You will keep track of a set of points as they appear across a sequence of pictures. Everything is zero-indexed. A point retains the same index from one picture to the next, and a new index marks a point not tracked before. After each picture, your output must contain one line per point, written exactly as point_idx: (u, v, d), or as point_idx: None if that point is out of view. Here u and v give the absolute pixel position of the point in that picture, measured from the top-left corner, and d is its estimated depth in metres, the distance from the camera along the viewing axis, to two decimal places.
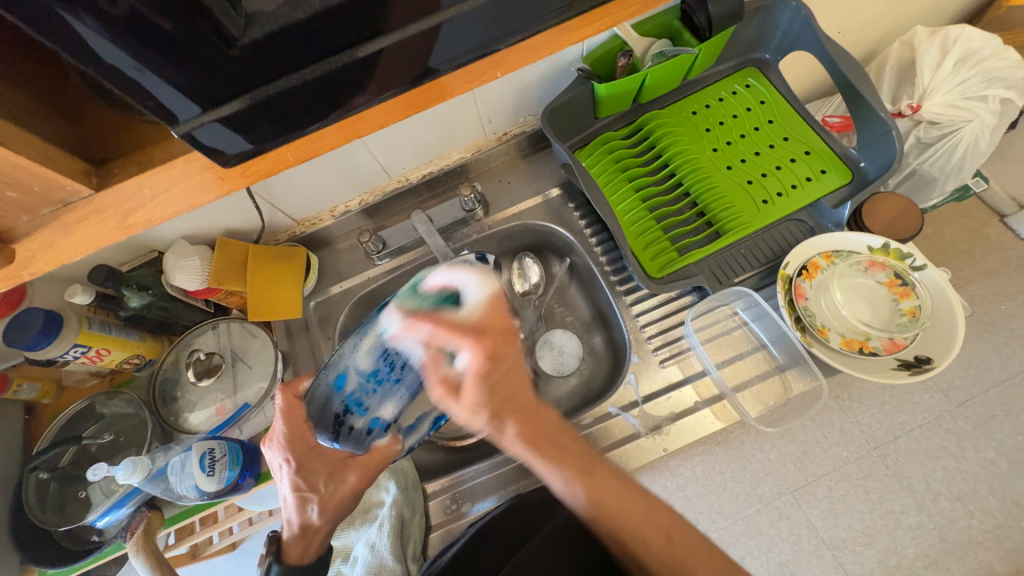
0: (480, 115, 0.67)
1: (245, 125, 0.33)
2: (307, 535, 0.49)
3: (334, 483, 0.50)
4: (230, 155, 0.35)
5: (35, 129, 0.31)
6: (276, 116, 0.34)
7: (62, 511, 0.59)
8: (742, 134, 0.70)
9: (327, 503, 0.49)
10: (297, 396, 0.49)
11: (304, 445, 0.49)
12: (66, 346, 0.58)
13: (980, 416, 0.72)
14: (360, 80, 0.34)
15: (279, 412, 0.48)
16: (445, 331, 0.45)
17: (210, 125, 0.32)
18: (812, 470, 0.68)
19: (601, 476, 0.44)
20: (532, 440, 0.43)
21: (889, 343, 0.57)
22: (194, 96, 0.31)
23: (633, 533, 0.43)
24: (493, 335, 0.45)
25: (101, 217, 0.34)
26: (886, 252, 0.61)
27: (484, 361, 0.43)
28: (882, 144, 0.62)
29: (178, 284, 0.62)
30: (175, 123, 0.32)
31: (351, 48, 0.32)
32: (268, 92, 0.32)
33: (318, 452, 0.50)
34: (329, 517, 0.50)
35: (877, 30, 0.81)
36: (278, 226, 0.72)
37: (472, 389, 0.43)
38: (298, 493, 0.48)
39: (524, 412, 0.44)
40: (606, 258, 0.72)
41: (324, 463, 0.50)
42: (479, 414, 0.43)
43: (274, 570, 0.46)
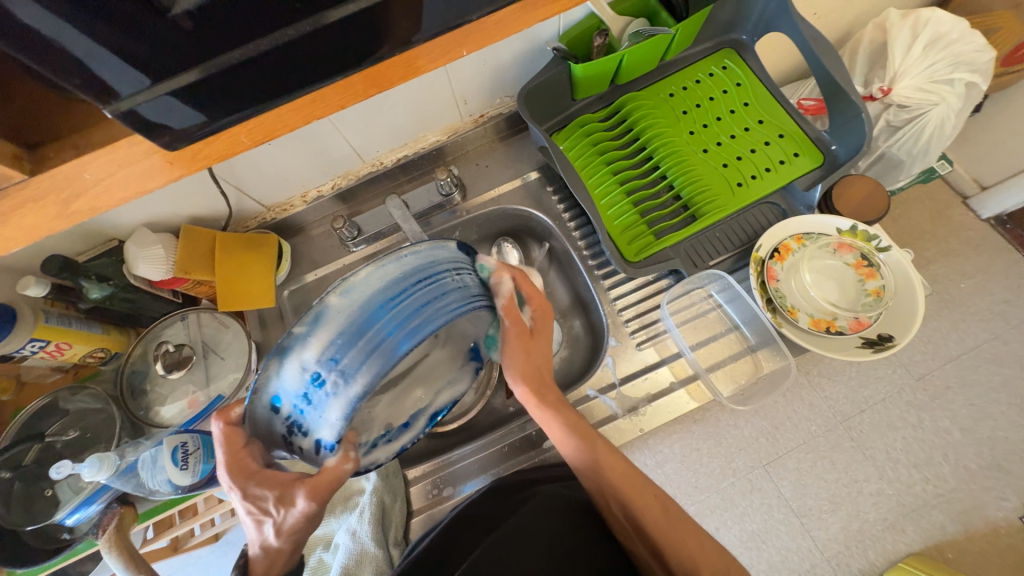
0: (455, 95, 0.65)
1: (203, 97, 0.31)
2: (270, 555, 0.43)
3: (285, 507, 0.42)
4: (187, 129, 0.33)
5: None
6: (236, 89, 0.32)
7: (28, 510, 0.58)
8: (718, 117, 0.70)
9: (282, 527, 0.42)
10: (234, 421, 0.43)
11: (248, 470, 0.42)
12: (22, 340, 0.55)
13: (938, 388, 0.76)
14: (323, 53, 0.32)
15: (217, 440, 0.42)
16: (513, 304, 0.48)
17: (165, 97, 0.30)
18: (782, 444, 0.71)
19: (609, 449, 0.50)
20: (555, 404, 0.51)
21: (854, 322, 0.58)
22: (135, 73, 0.29)
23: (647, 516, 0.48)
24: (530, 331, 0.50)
25: (37, 206, 0.31)
26: (853, 234, 0.62)
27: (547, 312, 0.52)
28: (853, 127, 0.63)
29: (142, 274, 0.59)
30: (109, 102, 0.29)
31: (314, 15, 0.30)
32: (229, 60, 0.30)
33: (267, 475, 0.42)
34: (289, 539, 0.43)
35: (852, 12, 0.82)
36: (246, 213, 0.70)
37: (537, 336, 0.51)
38: (252, 517, 0.41)
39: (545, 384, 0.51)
40: (584, 242, 0.72)
41: (274, 484, 0.42)
42: (536, 360, 0.50)
43: None
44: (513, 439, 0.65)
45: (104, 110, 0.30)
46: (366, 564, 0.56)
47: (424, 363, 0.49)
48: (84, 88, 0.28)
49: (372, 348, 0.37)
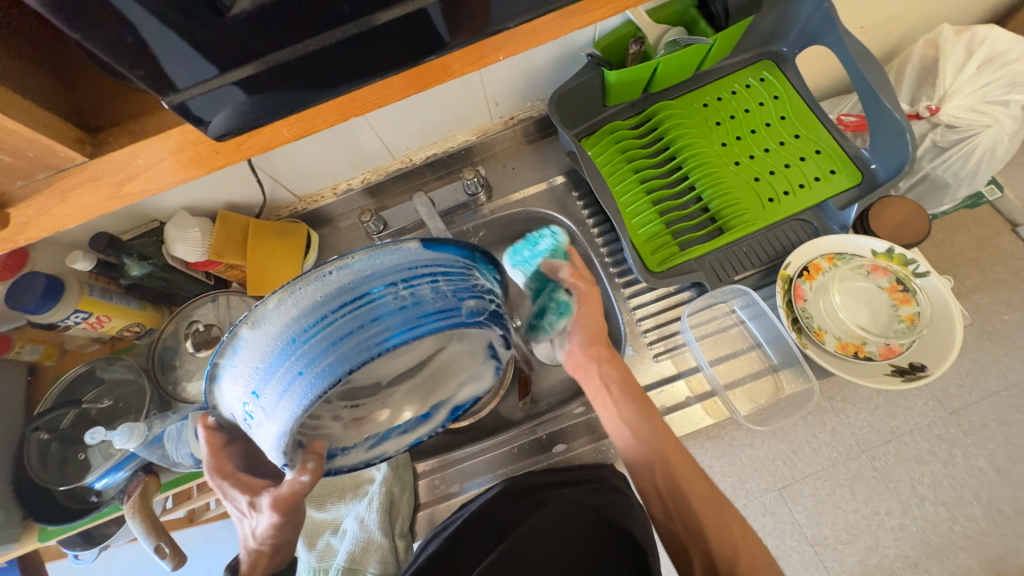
0: (487, 97, 0.66)
1: (257, 92, 0.32)
2: (255, 554, 0.48)
3: (254, 512, 0.47)
4: (244, 120, 0.34)
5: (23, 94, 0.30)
6: (291, 83, 0.32)
7: (61, 470, 0.61)
8: (752, 130, 0.68)
9: (255, 530, 0.47)
10: (213, 428, 0.47)
11: (227, 472, 0.47)
12: (69, 310, 0.58)
13: (973, 424, 0.72)
14: (376, 51, 0.32)
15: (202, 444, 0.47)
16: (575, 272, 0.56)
17: (228, 87, 0.31)
18: (800, 469, 0.69)
19: (681, 452, 0.49)
20: (624, 384, 0.52)
21: (885, 349, 0.56)
22: (192, 68, 0.30)
23: (714, 523, 0.46)
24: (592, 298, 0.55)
25: (94, 185, 0.33)
26: (890, 257, 0.60)
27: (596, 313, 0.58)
28: (894, 146, 0.61)
29: (179, 255, 0.62)
30: (168, 94, 0.30)
31: (364, 18, 0.30)
32: (288, 54, 0.30)
33: (240, 479, 0.47)
34: (265, 542, 0.47)
35: (902, 26, 0.79)
36: (279, 202, 0.72)
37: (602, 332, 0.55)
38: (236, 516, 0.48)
39: (615, 361, 0.53)
40: (606, 249, 0.72)
41: (246, 491, 0.47)
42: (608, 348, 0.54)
43: None
44: (523, 442, 0.65)
45: (161, 100, 0.31)
46: (372, 552, 0.58)
47: (443, 358, 0.46)
48: (146, 79, 0.29)
49: (287, 387, 0.33)
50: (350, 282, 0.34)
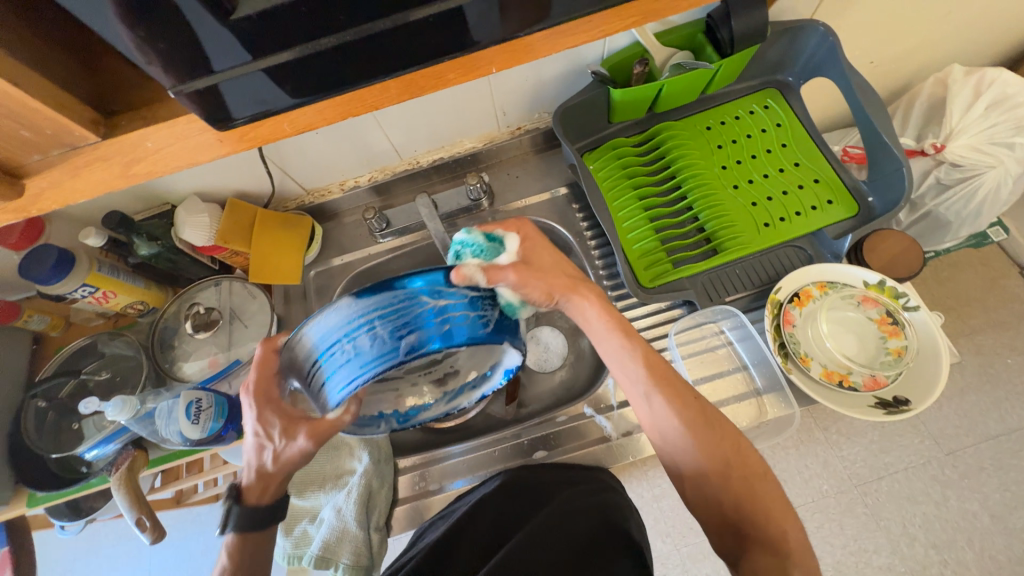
0: (495, 106, 0.68)
1: (261, 86, 0.32)
2: (263, 481, 0.50)
3: (287, 438, 0.49)
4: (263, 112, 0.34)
5: (42, 70, 0.30)
6: (311, 79, 0.33)
7: (55, 439, 0.63)
8: (753, 155, 0.69)
9: (279, 454, 0.49)
10: (275, 349, 0.51)
11: (270, 396, 0.50)
12: (76, 284, 0.60)
13: (969, 467, 0.73)
14: (383, 53, 0.32)
15: (255, 361, 0.51)
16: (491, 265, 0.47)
17: (258, 73, 0.31)
18: (789, 499, 0.73)
19: (682, 385, 0.48)
20: (606, 315, 0.50)
21: (870, 380, 0.56)
22: (200, 59, 0.29)
23: (721, 455, 0.45)
24: (542, 246, 0.53)
25: (105, 163, 0.33)
26: (880, 289, 0.60)
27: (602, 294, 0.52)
28: (892, 180, 0.61)
29: (186, 238, 0.64)
30: (174, 83, 0.30)
31: (372, 23, 0.30)
32: (315, 47, 0.31)
33: (281, 404, 0.50)
34: (282, 467, 0.49)
35: (913, 63, 0.79)
36: (287, 194, 0.75)
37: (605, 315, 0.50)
38: (256, 438, 0.49)
39: (591, 295, 0.51)
40: (602, 262, 0.73)
41: (282, 416, 0.50)
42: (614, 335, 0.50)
43: (233, 510, 0.48)
44: (505, 446, 0.66)
45: (168, 89, 0.30)
46: (346, 543, 0.58)
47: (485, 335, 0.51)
48: (163, 66, 0.29)
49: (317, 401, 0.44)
50: (322, 335, 0.39)
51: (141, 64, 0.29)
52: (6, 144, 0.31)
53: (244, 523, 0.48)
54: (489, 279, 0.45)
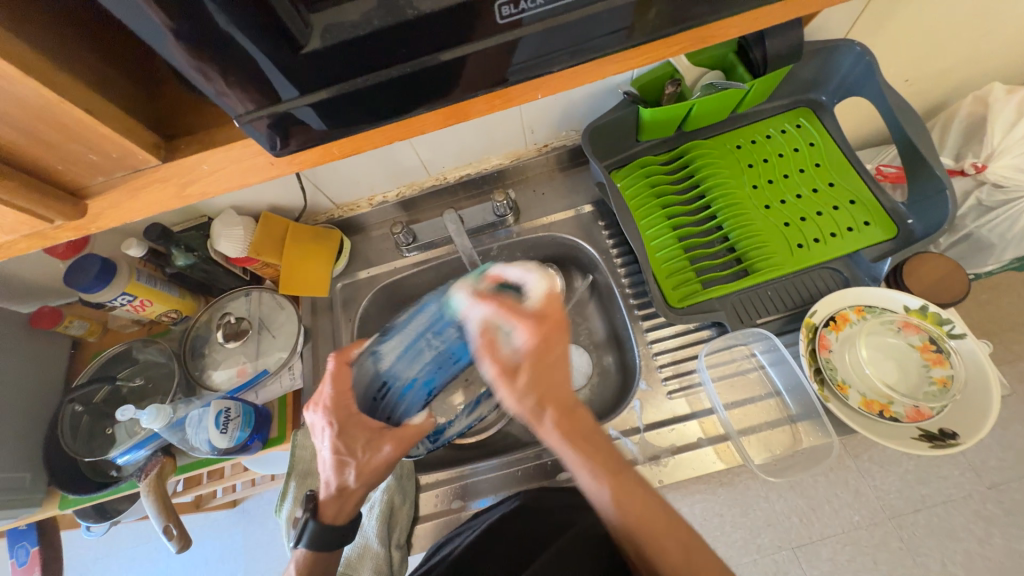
0: (524, 125, 0.69)
1: (325, 111, 0.33)
2: (342, 497, 0.49)
3: (371, 450, 0.49)
4: (310, 138, 0.35)
5: (111, 97, 0.31)
6: (356, 110, 0.33)
7: (89, 443, 0.64)
8: (785, 174, 0.68)
9: (364, 468, 0.48)
10: (347, 361, 0.52)
11: (348, 410, 0.50)
12: (116, 292, 0.62)
13: (1014, 502, 0.69)
14: (436, 84, 0.33)
15: (329, 376, 0.51)
16: (505, 311, 0.44)
17: (306, 108, 0.32)
18: (819, 530, 0.69)
19: (627, 481, 0.42)
20: (569, 435, 0.42)
21: (913, 411, 0.54)
22: (261, 90, 0.30)
23: (653, 539, 0.41)
24: (552, 323, 0.43)
25: (163, 185, 0.34)
26: (922, 314, 0.58)
27: (536, 342, 0.42)
28: (933, 202, 0.59)
29: (221, 249, 0.66)
30: (238, 115, 0.31)
31: (430, 55, 0.31)
32: (362, 84, 0.31)
33: (360, 419, 0.51)
34: (365, 482, 0.49)
35: (950, 82, 0.77)
36: (318, 208, 0.77)
37: (527, 372, 0.42)
38: (336, 456, 0.48)
39: (565, 407, 0.42)
40: (628, 280, 0.72)
41: (363, 430, 0.50)
42: (527, 400, 0.41)
43: (310, 525, 0.48)
44: (528, 465, 0.64)
45: (233, 120, 0.32)
46: (367, 560, 0.58)
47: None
48: (236, 94, 0.30)
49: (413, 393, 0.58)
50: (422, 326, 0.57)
51: (211, 95, 0.30)
52: (72, 164, 0.32)
53: (319, 541, 0.48)
54: (483, 346, 0.44)
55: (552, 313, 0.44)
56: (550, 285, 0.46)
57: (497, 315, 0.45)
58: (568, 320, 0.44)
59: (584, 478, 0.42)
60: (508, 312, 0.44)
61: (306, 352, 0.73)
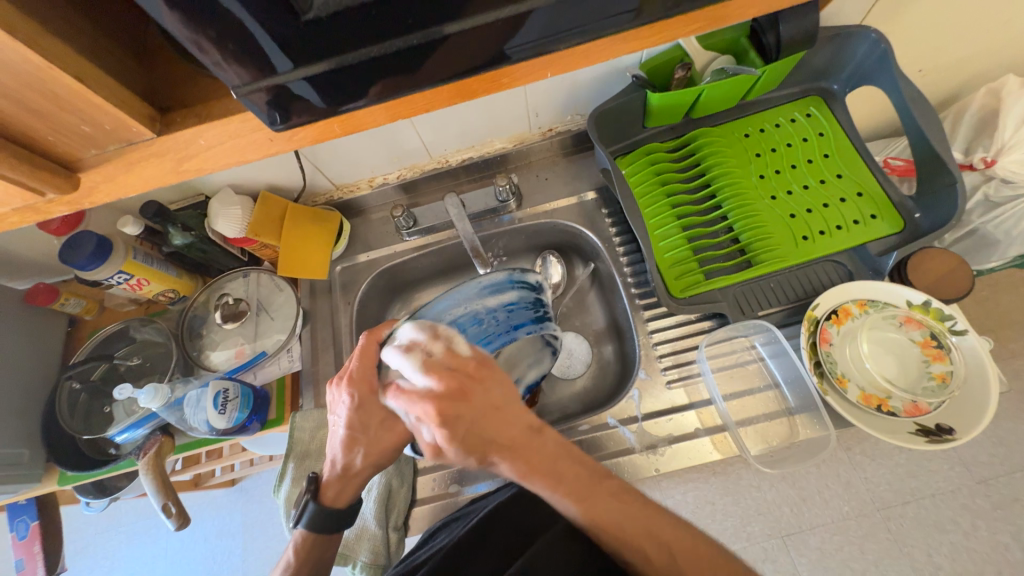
0: (528, 108, 0.67)
1: (329, 85, 0.32)
2: (343, 477, 0.50)
3: (383, 428, 0.48)
4: (309, 112, 0.33)
5: (102, 65, 0.30)
6: (354, 84, 0.32)
7: (87, 421, 0.64)
8: (793, 165, 0.67)
9: (372, 449, 0.48)
10: (376, 340, 0.49)
11: (370, 388, 0.48)
12: (112, 271, 0.62)
13: (1002, 496, 0.69)
14: (440, 59, 0.32)
15: (357, 351, 0.48)
16: (405, 395, 0.41)
17: (301, 81, 0.31)
18: (808, 519, 0.70)
19: (597, 498, 0.41)
20: (524, 470, 0.41)
21: (911, 406, 0.54)
22: (260, 61, 0.29)
23: (636, 547, 0.40)
24: (460, 377, 0.41)
25: (158, 160, 0.33)
26: (925, 310, 0.57)
27: (455, 405, 0.40)
28: (942, 196, 0.58)
29: (219, 229, 0.65)
30: (236, 87, 0.30)
31: (435, 29, 0.30)
32: (365, 56, 0.30)
33: (381, 398, 0.48)
34: (371, 463, 0.49)
35: (964, 72, 0.75)
36: (318, 189, 0.75)
37: (452, 445, 0.40)
38: (349, 434, 0.48)
39: (509, 449, 0.41)
40: (630, 269, 0.71)
41: (381, 409, 0.48)
42: (466, 459, 0.40)
43: (310, 507, 0.49)
44: None
45: (231, 93, 0.31)
46: (364, 541, 0.60)
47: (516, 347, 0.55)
48: (234, 65, 0.29)
49: None
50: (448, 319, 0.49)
51: (209, 65, 0.29)
52: (63, 136, 0.31)
53: (318, 523, 0.49)
54: (416, 418, 0.42)
55: (470, 369, 0.42)
56: (437, 340, 0.43)
57: (414, 390, 0.41)
58: (482, 366, 0.42)
59: (557, 503, 0.42)
60: (409, 393, 0.41)
61: (304, 335, 0.72)
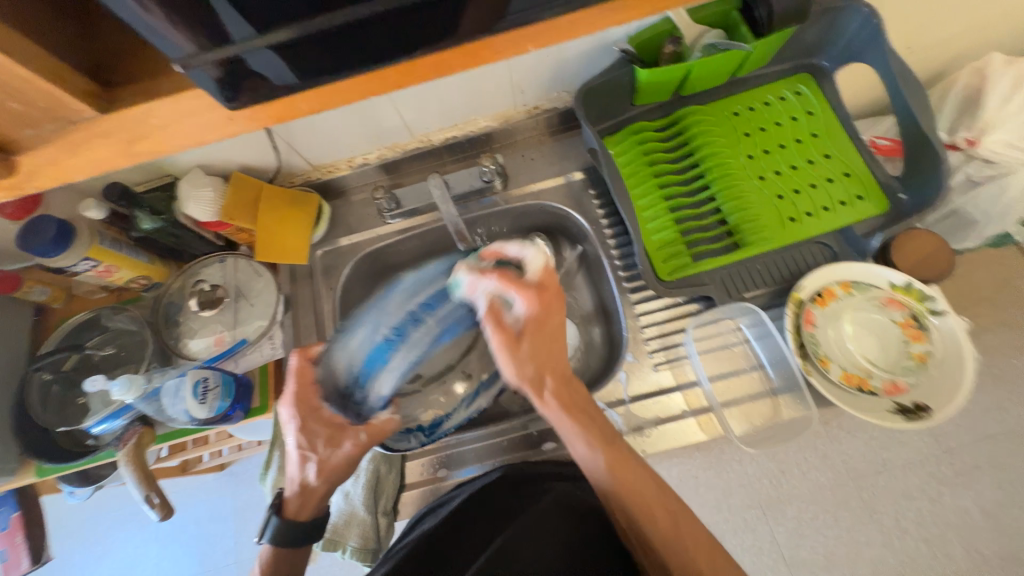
0: (513, 84, 0.65)
1: (299, 56, 0.30)
2: (304, 494, 0.50)
3: (332, 446, 0.50)
4: (276, 87, 0.32)
5: (30, 34, 0.27)
6: (324, 53, 0.31)
7: (61, 413, 0.62)
8: (782, 144, 0.66)
9: (325, 464, 0.49)
10: (310, 359, 0.53)
11: (310, 405, 0.51)
12: (78, 257, 0.59)
13: (967, 465, 0.72)
14: (412, 27, 0.31)
15: (291, 372, 0.51)
16: (505, 282, 0.46)
17: (259, 51, 0.29)
18: (786, 490, 0.73)
19: (619, 454, 0.46)
20: (567, 404, 0.47)
21: (890, 385, 0.55)
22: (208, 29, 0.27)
23: (644, 509, 0.45)
24: (552, 298, 0.47)
25: (104, 141, 0.31)
26: (907, 291, 0.58)
27: (539, 314, 0.46)
28: (926, 176, 0.58)
29: (189, 213, 0.62)
30: (179, 58, 0.28)
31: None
32: (322, 24, 0.29)
33: (321, 414, 0.51)
34: (326, 479, 0.50)
35: (951, 50, 0.75)
36: (294, 169, 0.72)
37: (529, 339, 0.45)
38: (300, 450, 0.49)
39: (560, 373, 0.47)
40: (618, 252, 0.70)
41: (324, 426, 0.51)
42: (529, 369, 0.45)
43: (273, 522, 0.49)
44: (513, 436, 0.64)
45: (174, 66, 0.29)
46: (354, 526, 0.60)
47: None
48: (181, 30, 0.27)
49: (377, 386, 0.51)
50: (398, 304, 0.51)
51: (149, 32, 0.27)
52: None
53: (283, 538, 0.49)
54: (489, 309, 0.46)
55: (553, 282, 0.47)
56: (546, 259, 0.48)
57: (499, 290, 0.46)
58: (564, 290, 0.48)
59: (582, 450, 0.47)
60: (508, 283, 0.46)
61: (286, 321, 0.70)
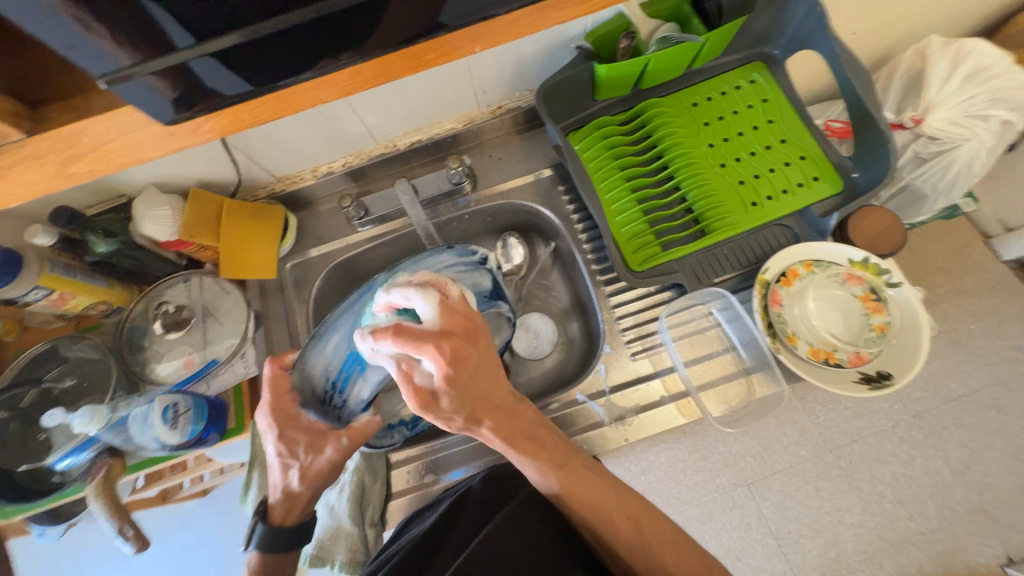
0: (474, 85, 0.65)
1: (242, 62, 0.30)
2: (289, 501, 0.48)
3: (313, 452, 0.48)
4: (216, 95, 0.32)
5: None
6: (268, 61, 0.30)
7: (22, 450, 0.59)
8: (739, 132, 0.68)
9: (307, 471, 0.48)
10: (285, 366, 0.51)
11: (288, 413, 0.49)
12: (26, 287, 0.56)
13: (933, 427, 0.76)
14: (356, 31, 0.30)
15: (266, 381, 0.50)
16: (409, 342, 0.40)
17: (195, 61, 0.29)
18: (769, 465, 0.75)
19: (574, 466, 0.48)
20: (510, 436, 0.46)
21: (854, 356, 0.57)
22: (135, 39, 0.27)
23: (602, 521, 0.46)
24: (468, 331, 0.44)
25: (37, 162, 0.30)
26: (865, 266, 0.61)
27: (456, 361, 0.42)
28: (875, 155, 0.61)
29: (147, 232, 0.60)
30: (104, 73, 0.27)
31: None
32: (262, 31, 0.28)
33: (302, 421, 0.49)
34: (310, 485, 0.48)
35: (891, 34, 0.78)
36: (257, 181, 0.70)
37: (451, 399, 0.42)
38: (279, 458, 0.48)
39: (500, 410, 0.46)
40: (589, 245, 0.71)
41: (304, 431, 0.49)
42: (457, 417, 0.43)
43: (259, 528, 0.47)
44: None
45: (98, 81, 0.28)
46: (340, 540, 0.59)
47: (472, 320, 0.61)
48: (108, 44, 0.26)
49: (357, 385, 0.56)
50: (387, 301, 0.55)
51: (73, 49, 0.26)
52: None
53: (267, 543, 0.47)
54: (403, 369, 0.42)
55: (460, 322, 0.44)
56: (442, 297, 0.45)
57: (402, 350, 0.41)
58: (475, 327, 0.45)
59: (538, 472, 0.47)
60: (411, 344, 0.40)
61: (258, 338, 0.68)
